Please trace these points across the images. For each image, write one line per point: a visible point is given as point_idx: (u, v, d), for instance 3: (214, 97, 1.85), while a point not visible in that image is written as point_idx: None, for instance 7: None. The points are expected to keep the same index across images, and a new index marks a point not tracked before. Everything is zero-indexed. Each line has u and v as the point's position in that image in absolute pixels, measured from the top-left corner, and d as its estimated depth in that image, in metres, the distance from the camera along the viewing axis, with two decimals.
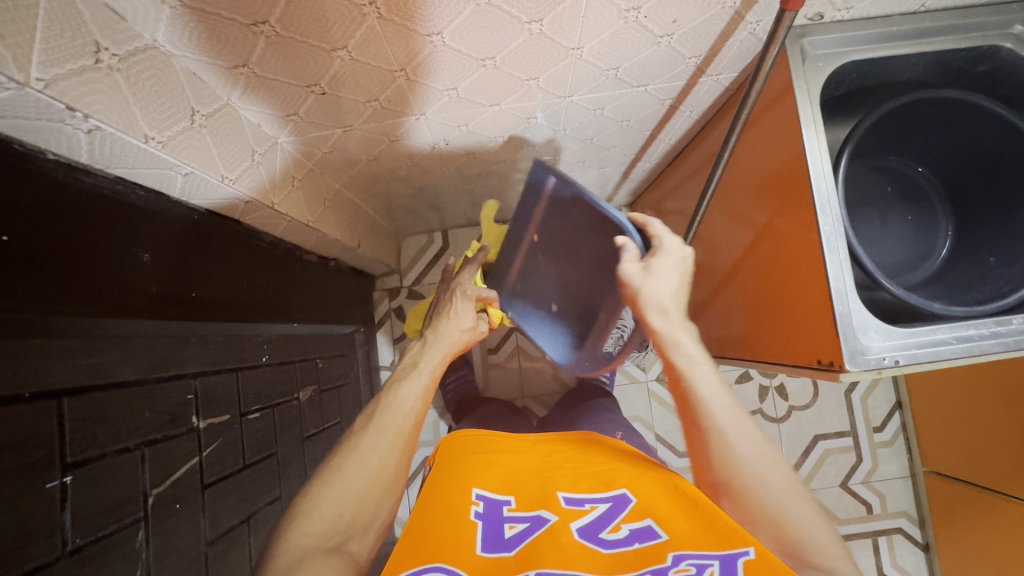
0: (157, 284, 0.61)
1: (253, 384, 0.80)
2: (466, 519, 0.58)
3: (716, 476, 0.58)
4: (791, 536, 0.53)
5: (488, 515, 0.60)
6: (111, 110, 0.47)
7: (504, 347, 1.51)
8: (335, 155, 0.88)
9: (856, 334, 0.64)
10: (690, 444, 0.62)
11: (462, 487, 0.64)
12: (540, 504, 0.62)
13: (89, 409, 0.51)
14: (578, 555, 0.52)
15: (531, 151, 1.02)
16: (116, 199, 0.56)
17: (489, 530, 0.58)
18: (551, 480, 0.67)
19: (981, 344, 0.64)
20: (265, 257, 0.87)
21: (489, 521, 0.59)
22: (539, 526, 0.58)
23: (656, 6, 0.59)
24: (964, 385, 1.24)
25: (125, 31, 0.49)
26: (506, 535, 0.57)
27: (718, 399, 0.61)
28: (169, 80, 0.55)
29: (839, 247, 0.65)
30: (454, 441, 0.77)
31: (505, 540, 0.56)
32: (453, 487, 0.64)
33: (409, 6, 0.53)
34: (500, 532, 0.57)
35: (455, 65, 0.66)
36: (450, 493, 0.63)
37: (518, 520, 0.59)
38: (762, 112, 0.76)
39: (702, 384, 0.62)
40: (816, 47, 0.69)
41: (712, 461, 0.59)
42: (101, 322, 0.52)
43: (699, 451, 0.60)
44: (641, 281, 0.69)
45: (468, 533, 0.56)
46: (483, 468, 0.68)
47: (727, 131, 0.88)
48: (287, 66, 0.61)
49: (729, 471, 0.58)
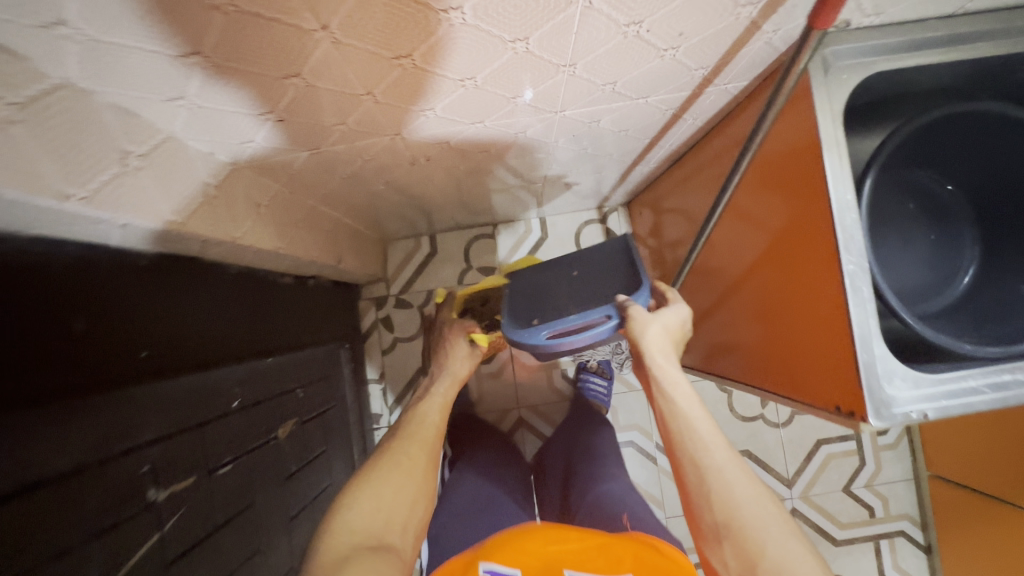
0: (95, 354, 0.53)
1: (223, 435, 0.73)
2: None
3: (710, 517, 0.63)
4: None
5: None
6: (11, 174, 0.40)
7: (497, 357, 1.45)
8: (304, 175, 0.80)
9: (881, 384, 0.58)
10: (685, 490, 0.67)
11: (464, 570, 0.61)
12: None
13: (17, 518, 0.44)
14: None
15: (521, 160, 0.93)
16: (41, 266, 0.49)
17: None
18: (558, 551, 0.64)
19: (1016, 393, 0.58)
20: (231, 291, 0.80)
21: None
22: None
23: (660, 20, 0.50)
24: None
25: (26, 73, 0.41)
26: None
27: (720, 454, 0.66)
28: (90, 121, 0.47)
29: (864, 288, 0.58)
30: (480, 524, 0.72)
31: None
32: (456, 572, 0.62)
33: (370, 29, 0.45)
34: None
35: (430, 87, 0.58)
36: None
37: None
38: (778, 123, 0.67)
39: (696, 415, 0.71)
40: (840, 57, 0.61)
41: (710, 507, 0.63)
42: (21, 416, 0.45)
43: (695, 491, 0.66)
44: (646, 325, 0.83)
45: None
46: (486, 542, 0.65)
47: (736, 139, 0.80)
48: (233, 96, 0.53)
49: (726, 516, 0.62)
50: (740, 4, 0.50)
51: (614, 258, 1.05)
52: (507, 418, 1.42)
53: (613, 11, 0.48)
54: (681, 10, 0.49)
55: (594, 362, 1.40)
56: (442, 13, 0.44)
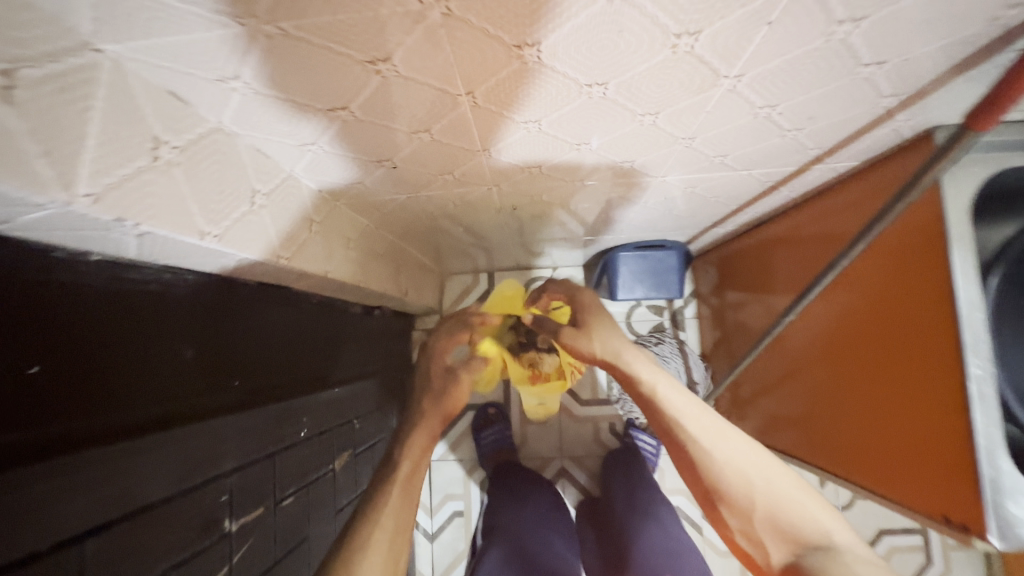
0: (135, 390, 0.46)
1: (287, 466, 0.73)
2: None
3: (683, 431, 0.66)
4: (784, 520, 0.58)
5: None
6: (166, 209, 0.40)
7: (544, 402, 1.42)
8: (391, 211, 0.82)
9: (1001, 501, 0.53)
10: (637, 399, 0.71)
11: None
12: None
13: (113, 547, 0.43)
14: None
15: (603, 211, 0.93)
16: (161, 295, 0.49)
17: None
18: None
19: None
20: (304, 319, 0.79)
21: None
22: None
23: (795, 105, 0.49)
24: None
25: (187, 117, 0.42)
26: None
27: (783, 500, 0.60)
28: (233, 166, 0.48)
29: (990, 396, 0.55)
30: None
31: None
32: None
33: (509, 95, 0.45)
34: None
35: (541, 148, 0.58)
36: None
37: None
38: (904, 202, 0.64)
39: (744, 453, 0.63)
40: (973, 149, 0.58)
41: (670, 421, 0.67)
42: (125, 441, 0.45)
43: (656, 418, 0.69)
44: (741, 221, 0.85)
45: None
46: None
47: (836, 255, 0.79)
48: (360, 145, 0.54)
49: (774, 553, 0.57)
50: (885, 94, 0.48)
51: (655, 262, 1.20)
52: (549, 465, 1.38)
53: (754, 95, 0.47)
54: (820, 98, 0.48)
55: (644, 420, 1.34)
56: (587, 87, 0.44)
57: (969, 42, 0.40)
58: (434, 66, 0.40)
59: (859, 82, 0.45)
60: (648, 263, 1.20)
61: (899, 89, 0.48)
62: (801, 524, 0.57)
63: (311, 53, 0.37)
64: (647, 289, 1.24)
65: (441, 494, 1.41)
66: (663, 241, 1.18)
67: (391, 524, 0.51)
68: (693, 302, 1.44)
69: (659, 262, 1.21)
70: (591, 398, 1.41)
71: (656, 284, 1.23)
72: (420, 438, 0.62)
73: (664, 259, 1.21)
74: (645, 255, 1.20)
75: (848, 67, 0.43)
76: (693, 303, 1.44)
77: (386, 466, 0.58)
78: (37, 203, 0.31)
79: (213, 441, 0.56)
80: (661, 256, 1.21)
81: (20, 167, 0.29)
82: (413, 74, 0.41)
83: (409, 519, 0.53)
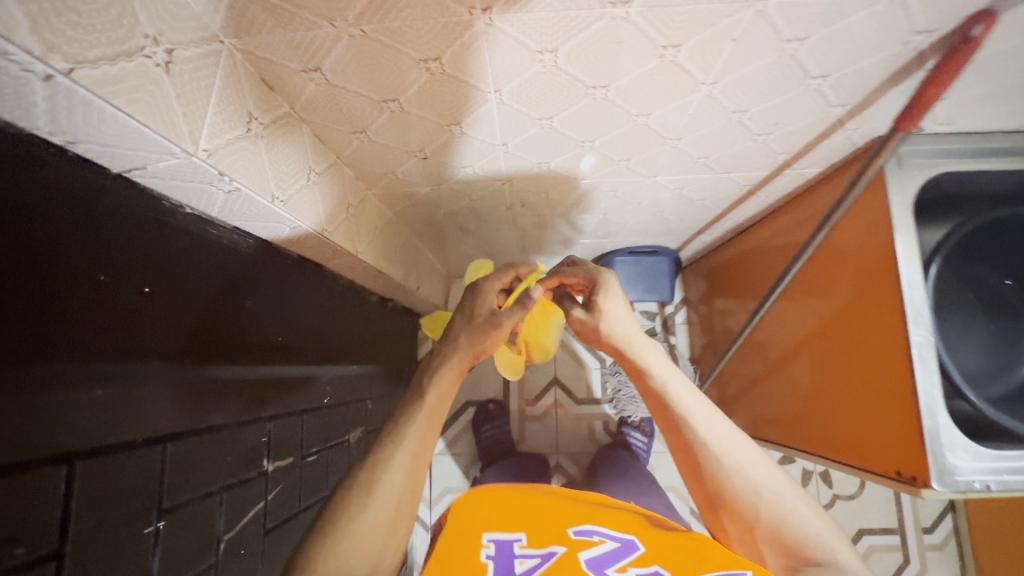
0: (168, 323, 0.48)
1: (312, 427, 0.81)
2: (475, 560, 0.57)
3: (693, 433, 0.65)
4: (787, 534, 0.57)
5: (499, 555, 0.58)
6: (251, 173, 0.50)
7: (542, 401, 1.50)
8: (412, 205, 0.92)
9: (943, 452, 0.62)
10: (651, 400, 0.70)
11: (472, 527, 0.62)
12: (552, 539, 0.59)
13: (186, 454, 0.51)
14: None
15: (601, 214, 1.04)
16: (233, 249, 0.58)
17: (500, 567, 0.56)
18: (559, 517, 0.64)
19: None
20: (334, 298, 0.88)
21: (500, 560, 0.57)
22: (549, 560, 0.56)
23: (762, 110, 0.60)
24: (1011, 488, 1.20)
25: (271, 101, 0.52)
26: (515, 570, 0.55)
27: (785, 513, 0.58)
28: (297, 146, 0.58)
29: (929, 358, 0.65)
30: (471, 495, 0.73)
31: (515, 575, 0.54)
32: (463, 530, 0.62)
33: (529, 95, 0.56)
34: (509, 569, 0.55)
35: (551, 146, 0.69)
36: (457, 538, 0.61)
37: (528, 557, 0.57)
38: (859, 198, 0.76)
39: (746, 457, 0.62)
40: (913, 156, 0.70)
41: (680, 421, 0.66)
42: (199, 368, 0.53)
43: (666, 421, 0.68)
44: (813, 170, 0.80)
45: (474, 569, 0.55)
46: (495, 510, 0.66)
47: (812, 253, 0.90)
48: (400, 135, 0.64)
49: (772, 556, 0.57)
50: (834, 104, 0.59)
51: (648, 266, 1.30)
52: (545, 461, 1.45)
53: (727, 100, 0.58)
54: (781, 105, 0.59)
55: (636, 418, 1.41)
56: (591, 89, 0.55)
57: (893, 60, 0.51)
58: (473, 67, 0.50)
59: (811, 93, 0.56)
60: (643, 267, 1.30)
61: (845, 100, 0.59)
62: (804, 541, 0.56)
63: (380, 51, 0.47)
64: (641, 292, 1.33)
65: (440, 488, 1.46)
66: (656, 247, 1.28)
67: (412, 447, 0.61)
68: (682, 309, 1.54)
69: (653, 267, 1.30)
70: (586, 397, 1.49)
71: (650, 287, 1.32)
72: (446, 382, 0.68)
73: (658, 265, 1.31)
74: (640, 259, 1.29)
75: (801, 78, 0.54)
76: (683, 310, 1.54)
77: (415, 396, 0.66)
78: (173, 151, 0.41)
79: (261, 389, 0.65)
80: (655, 261, 1.30)
81: (168, 120, 0.39)
82: (456, 73, 0.51)
83: (427, 449, 0.63)
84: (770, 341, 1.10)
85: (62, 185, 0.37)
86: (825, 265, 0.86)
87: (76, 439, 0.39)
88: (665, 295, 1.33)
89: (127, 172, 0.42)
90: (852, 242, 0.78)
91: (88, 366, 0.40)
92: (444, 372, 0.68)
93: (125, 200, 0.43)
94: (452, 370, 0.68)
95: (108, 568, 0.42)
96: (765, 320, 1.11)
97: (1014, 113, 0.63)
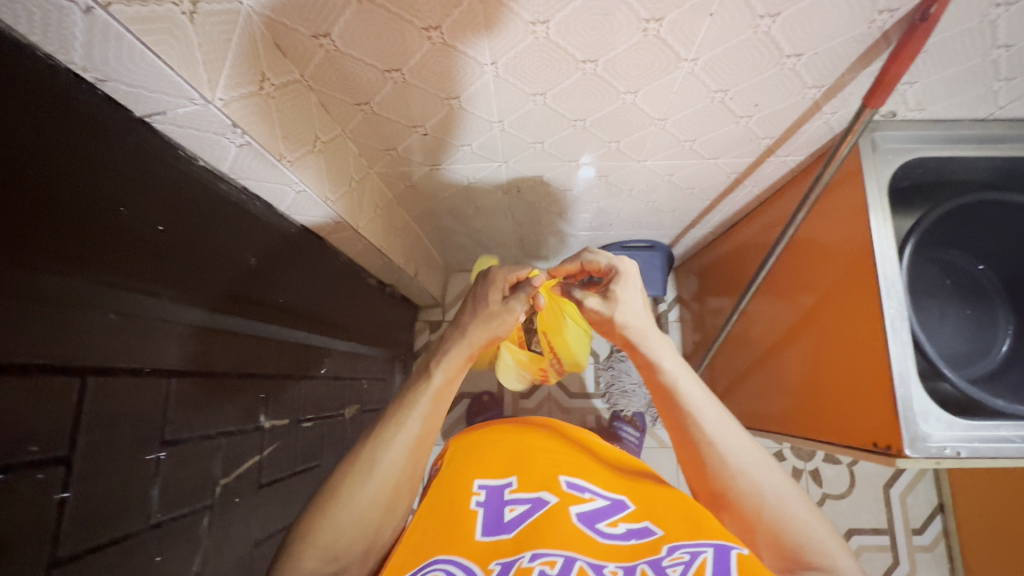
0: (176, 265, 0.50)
1: (309, 395, 0.84)
2: (467, 508, 0.56)
3: (700, 431, 0.61)
4: (789, 539, 0.52)
5: (489, 503, 0.57)
6: (260, 128, 0.54)
7: (536, 394, 1.52)
8: (413, 188, 0.96)
9: (916, 420, 0.65)
10: (659, 399, 0.66)
11: (465, 473, 0.62)
12: (542, 485, 0.59)
13: (189, 393, 0.54)
14: (580, 551, 0.48)
15: (595, 205, 1.08)
16: (243, 207, 0.61)
17: (490, 516, 0.55)
18: (550, 463, 0.63)
19: (1005, 447, 0.64)
20: (336, 273, 0.92)
21: (490, 509, 0.57)
22: (538, 507, 0.56)
23: (742, 90, 0.64)
24: (999, 487, 1.21)
25: (283, 65, 0.56)
26: (505, 517, 0.55)
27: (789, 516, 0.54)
28: (305, 112, 0.62)
29: (903, 329, 0.68)
30: (473, 430, 0.74)
31: (505, 522, 0.54)
32: (456, 475, 0.62)
33: (523, 69, 0.60)
34: (499, 518, 0.55)
35: (544, 124, 0.72)
36: (450, 483, 0.60)
37: (517, 502, 0.57)
38: (837, 182, 0.80)
39: (752, 456, 0.58)
40: (887, 141, 0.74)
41: (688, 417, 0.62)
42: (200, 312, 0.55)
43: (673, 418, 0.64)
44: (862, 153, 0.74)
45: (467, 518, 0.55)
46: (488, 460, 0.65)
47: (796, 242, 0.94)
48: (402, 108, 0.68)
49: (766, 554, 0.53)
50: (809, 85, 0.63)
51: (642, 260, 1.34)
52: None
53: (709, 78, 0.62)
54: (759, 85, 0.63)
55: (628, 412, 1.41)
56: (581, 64, 0.59)
57: (860, 40, 0.55)
58: (472, 37, 0.54)
59: (787, 73, 0.60)
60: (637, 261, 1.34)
61: (819, 81, 0.63)
62: (807, 545, 0.51)
63: (386, 18, 0.51)
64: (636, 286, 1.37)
65: None
66: (650, 242, 1.32)
67: (414, 430, 0.59)
68: (675, 308, 1.57)
69: (648, 260, 1.34)
70: (579, 391, 1.51)
71: (645, 280, 1.36)
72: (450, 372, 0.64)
73: (652, 259, 1.34)
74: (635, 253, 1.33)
75: (776, 57, 0.58)
76: (676, 308, 1.57)
77: (421, 377, 0.64)
78: (192, 97, 0.44)
79: (259, 347, 0.68)
80: (649, 255, 1.34)
81: (189, 65, 0.43)
82: (455, 43, 0.55)
83: (430, 434, 0.60)
84: (754, 332, 1.13)
85: (93, 117, 0.41)
86: (805, 252, 0.90)
87: (91, 357, 0.42)
88: (659, 289, 1.37)
89: (149, 117, 0.46)
90: (829, 226, 0.82)
91: (114, 291, 0.44)
92: (452, 358, 0.65)
93: (149, 144, 0.47)
94: (460, 356, 0.66)
95: (113, 483, 0.44)
96: (750, 312, 1.15)
97: (979, 99, 0.67)
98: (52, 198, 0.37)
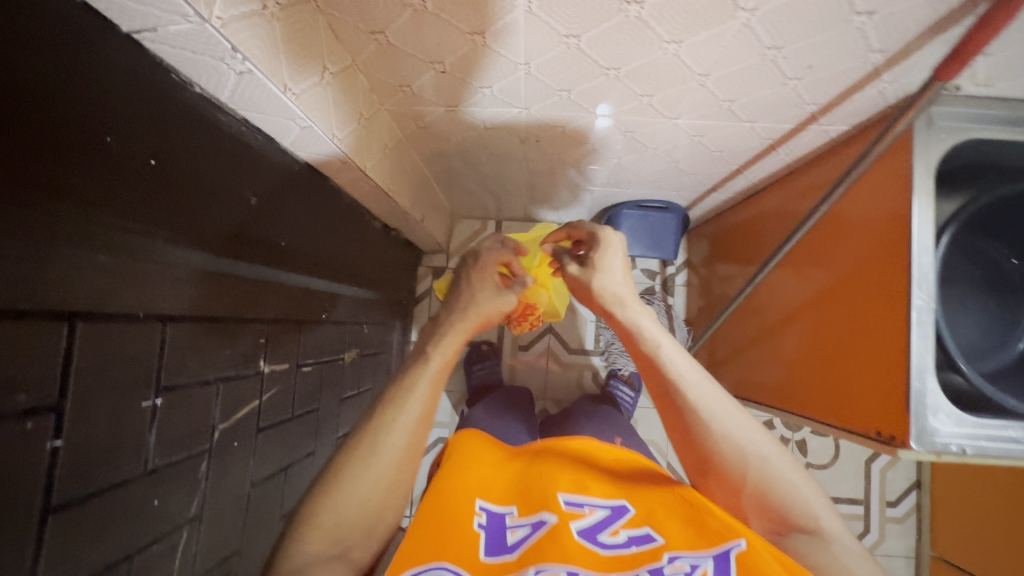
0: (172, 206, 0.47)
1: (309, 339, 0.83)
2: (470, 529, 0.51)
3: (683, 400, 0.58)
4: (775, 502, 0.52)
5: (491, 528, 0.53)
6: (263, 53, 0.48)
7: (536, 346, 1.52)
8: (426, 131, 0.90)
9: (926, 414, 0.64)
10: (641, 364, 0.63)
11: (463, 487, 0.57)
12: (541, 503, 0.55)
13: (183, 337, 0.52)
14: (583, 563, 0.47)
15: (615, 161, 1.02)
16: (243, 142, 0.56)
17: (491, 543, 0.51)
18: (547, 475, 0.59)
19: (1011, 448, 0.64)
20: (341, 217, 0.87)
21: (492, 534, 0.52)
22: (540, 528, 0.52)
23: (798, 49, 0.58)
24: (979, 470, 1.23)
25: None
26: (507, 541, 0.51)
27: (772, 479, 0.53)
28: (312, 37, 0.55)
29: (928, 322, 0.65)
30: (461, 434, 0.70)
31: (507, 545, 0.51)
32: (453, 487, 0.56)
33: (560, 5, 0.53)
34: (502, 543, 0.51)
35: (571, 68, 0.66)
36: (446, 496, 0.55)
37: (519, 526, 0.53)
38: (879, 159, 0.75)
39: (735, 417, 0.57)
40: (943, 117, 0.68)
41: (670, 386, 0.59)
42: (195, 254, 0.52)
43: (657, 385, 0.60)
44: (921, 129, 0.68)
45: (468, 538, 0.50)
46: (485, 474, 0.61)
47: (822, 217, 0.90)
48: (419, 41, 0.61)
49: (755, 512, 0.54)
50: (873, 49, 0.57)
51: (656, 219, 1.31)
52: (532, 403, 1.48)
53: (762, 33, 0.55)
54: (819, 44, 0.56)
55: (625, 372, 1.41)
56: (624, 5, 0.52)
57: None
58: None
59: (852, 32, 0.54)
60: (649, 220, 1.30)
61: (886, 45, 0.56)
62: (793, 506, 0.52)
63: None
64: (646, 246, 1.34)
65: None
66: (666, 203, 1.27)
67: (415, 413, 0.55)
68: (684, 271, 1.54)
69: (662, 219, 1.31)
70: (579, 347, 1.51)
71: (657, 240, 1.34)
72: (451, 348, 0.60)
73: (665, 219, 1.31)
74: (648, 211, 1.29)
75: (843, 13, 0.51)
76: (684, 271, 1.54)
77: (417, 361, 0.59)
78: (185, 13, 0.38)
79: (257, 291, 0.66)
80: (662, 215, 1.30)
81: None
82: None
83: (431, 412, 0.57)
84: (761, 303, 1.12)
85: (63, 31, 0.35)
86: (829, 228, 0.86)
87: (80, 300, 0.40)
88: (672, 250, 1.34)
89: (138, 33, 0.40)
90: (861, 204, 0.78)
91: (108, 230, 0.41)
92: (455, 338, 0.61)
93: (140, 68, 0.42)
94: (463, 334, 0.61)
95: (105, 427, 0.43)
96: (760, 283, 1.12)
97: None
98: (29, 122, 0.33)
